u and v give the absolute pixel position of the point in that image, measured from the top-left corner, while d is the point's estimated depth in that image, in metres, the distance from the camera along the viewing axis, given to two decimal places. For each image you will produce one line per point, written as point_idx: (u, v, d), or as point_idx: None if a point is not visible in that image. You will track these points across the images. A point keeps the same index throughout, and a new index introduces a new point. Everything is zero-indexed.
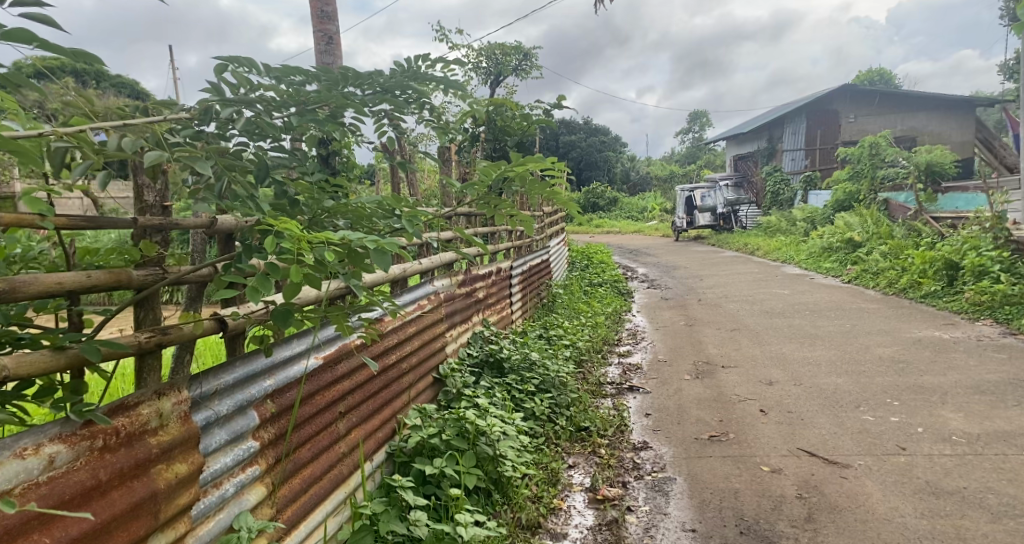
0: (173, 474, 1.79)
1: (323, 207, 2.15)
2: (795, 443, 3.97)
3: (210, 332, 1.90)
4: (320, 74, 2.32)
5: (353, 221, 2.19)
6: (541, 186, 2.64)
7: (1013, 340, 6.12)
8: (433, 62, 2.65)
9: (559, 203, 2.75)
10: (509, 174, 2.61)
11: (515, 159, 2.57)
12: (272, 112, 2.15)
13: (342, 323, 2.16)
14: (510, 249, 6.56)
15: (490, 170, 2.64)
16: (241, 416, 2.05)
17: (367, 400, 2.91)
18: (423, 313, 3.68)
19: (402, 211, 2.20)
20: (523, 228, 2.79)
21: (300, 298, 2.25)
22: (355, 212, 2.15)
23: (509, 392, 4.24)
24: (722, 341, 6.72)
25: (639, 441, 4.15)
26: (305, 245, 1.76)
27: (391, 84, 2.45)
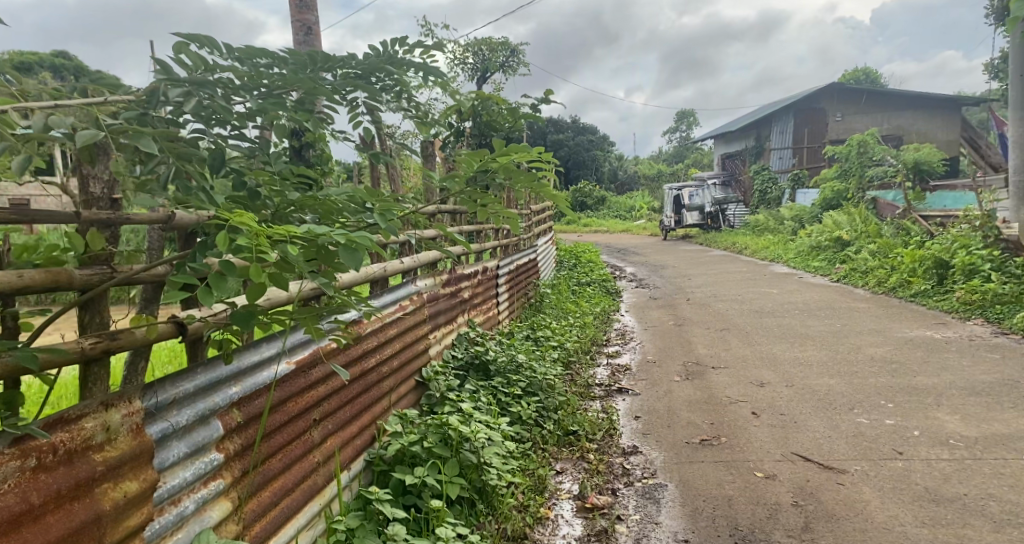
0: (121, 493, 1.64)
1: (284, 200, 2.00)
2: (788, 447, 3.87)
3: (167, 337, 1.74)
4: (288, 58, 2.19)
5: (322, 214, 2.03)
6: (527, 178, 2.49)
7: (1005, 340, 6.05)
8: (410, 46, 2.50)
9: (547, 198, 2.61)
10: (492, 165, 2.50)
11: (500, 150, 2.40)
12: (232, 95, 2.01)
13: (313, 328, 2.01)
14: (496, 247, 6.42)
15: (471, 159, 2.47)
16: (202, 427, 1.89)
17: (343, 406, 2.76)
18: (404, 315, 3.54)
19: (376, 208, 2.06)
20: (510, 226, 2.66)
21: (269, 300, 2.09)
22: (323, 207, 1.99)
23: (494, 395, 4.09)
24: (712, 342, 6.61)
25: (628, 445, 4.02)
26: (265, 242, 1.61)
27: (365, 69, 2.31)
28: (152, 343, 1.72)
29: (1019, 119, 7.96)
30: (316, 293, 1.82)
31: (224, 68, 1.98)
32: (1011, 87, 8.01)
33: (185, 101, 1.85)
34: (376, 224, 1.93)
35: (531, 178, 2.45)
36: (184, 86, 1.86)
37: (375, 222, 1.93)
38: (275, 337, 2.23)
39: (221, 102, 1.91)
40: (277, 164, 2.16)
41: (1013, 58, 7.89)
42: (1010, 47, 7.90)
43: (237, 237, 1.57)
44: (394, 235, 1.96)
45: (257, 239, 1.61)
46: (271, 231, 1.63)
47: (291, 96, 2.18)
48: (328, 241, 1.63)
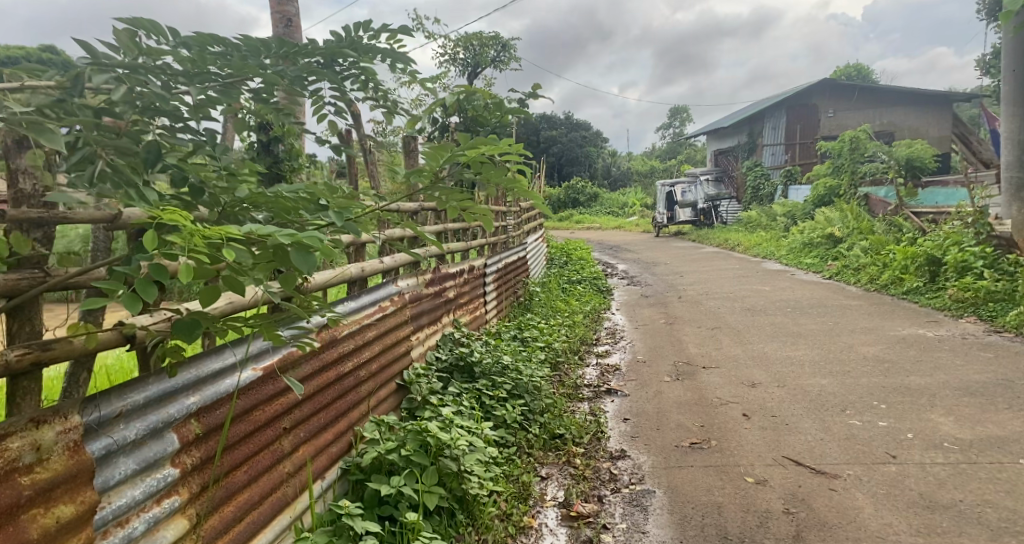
0: (53, 519, 1.52)
1: (230, 199, 1.87)
2: (779, 451, 3.77)
3: (110, 345, 1.63)
4: (239, 44, 2.07)
5: (273, 212, 1.90)
6: (498, 172, 2.33)
7: (998, 338, 5.99)
8: (375, 32, 2.37)
9: (522, 194, 2.47)
10: (459, 158, 2.27)
11: (464, 145, 2.23)
12: (174, 84, 1.90)
13: (273, 335, 1.82)
14: (483, 244, 6.31)
15: (435, 155, 2.29)
16: (155, 441, 1.79)
17: (317, 412, 2.65)
18: (384, 316, 3.43)
19: (332, 204, 1.94)
20: (481, 221, 2.58)
21: (225, 305, 1.98)
22: (274, 204, 1.87)
23: (478, 398, 3.97)
24: (702, 340, 6.52)
25: (616, 449, 3.92)
26: (202, 244, 1.48)
27: (325, 54, 2.18)
28: (92, 353, 1.60)
29: (1011, 114, 7.90)
30: (266, 300, 1.70)
31: (163, 54, 1.87)
32: (1003, 83, 7.96)
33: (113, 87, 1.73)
34: (332, 224, 1.83)
35: (502, 174, 2.30)
36: (111, 72, 1.75)
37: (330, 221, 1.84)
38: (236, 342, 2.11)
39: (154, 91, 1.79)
40: (229, 158, 2.04)
41: (1006, 53, 7.83)
42: (1004, 41, 7.82)
43: (173, 237, 1.45)
44: (355, 234, 1.90)
45: (194, 239, 1.48)
46: (208, 231, 1.50)
47: (243, 85, 2.06)
48: (278, 244, 1.51)
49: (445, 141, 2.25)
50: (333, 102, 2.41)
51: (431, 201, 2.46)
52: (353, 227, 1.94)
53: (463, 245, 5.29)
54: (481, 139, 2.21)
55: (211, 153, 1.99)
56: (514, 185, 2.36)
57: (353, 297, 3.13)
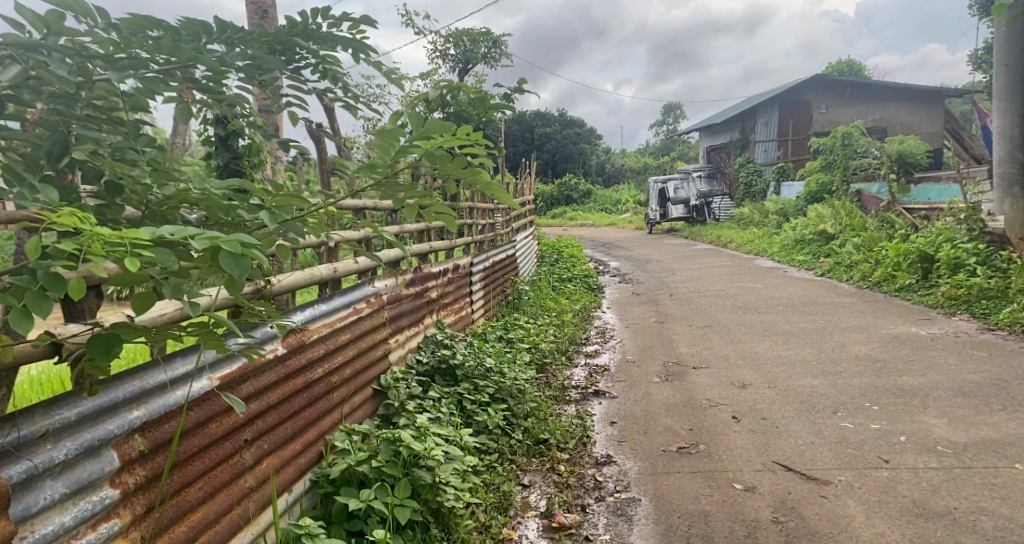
0: None
1: (154, 197, 1.79)
2: (769, 456, 3.66)
3: (27, 358, 1.53)
4: (181, 28, 1.99)
5: (208, 211, 1.76)
6: (456, 165, 2.17)
7: (991, 336, 5.89)
8: (336, 19, 2.28)
9: (486, 190, 2.31)
10: (413, 150, 2.11)
11: (415, 135, 2.05)
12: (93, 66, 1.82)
13: (216, 343, 1.69)
14: (469, 242, 6.18)
15: (386, 146, 2.12)
16: (91, 460, 1.70)
17: (283, 422, 2.55)
18: (359, 319, 3.31)
19: (268, 203, 1.81)
20: (444, 219, 2.44)
21: (164, 313, 1.87)
22: (207, 203, 1.71)
23: (459, 403, 3.85)
24: (693, 339, 6.42)
25: (602, 455, 3.80)
26: (101, 248, 1.34)
27: (276, 41, 2.10)
28: (8, 367, 1.51)
29: (1003, 109, 7.81)
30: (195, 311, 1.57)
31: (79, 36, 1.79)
32: (995, 77, 7.87)
33: (5, 68, 1.66)
34: (271, 222, 1.72)
35: (460, 167, 2.15)
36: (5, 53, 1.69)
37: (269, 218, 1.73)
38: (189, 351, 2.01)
39: (54, 70, 1.69)
40: (153, 149, 1.95)
41: (998, 48, 7.75)
42: (997, 35, 7.73)
43: (65, 245, 1.30)
44: (301, 234, 1.82)
45: (93, 246, 1.34)
46: (111, 235, 1.35)
47: (176, 72, 1.96)
48: (198, 251, 1.37)
49: (396, 132, 2.08)
50: (291, 91, 2.31)
51: (383, 197, 2.27)
52: (299, 226, 1.85)
53: (447, 244, 5.17)
54: (437, 125, 2.03)
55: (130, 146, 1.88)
56: (474, 178, 2.21)
57: (325, 298, 3.02)
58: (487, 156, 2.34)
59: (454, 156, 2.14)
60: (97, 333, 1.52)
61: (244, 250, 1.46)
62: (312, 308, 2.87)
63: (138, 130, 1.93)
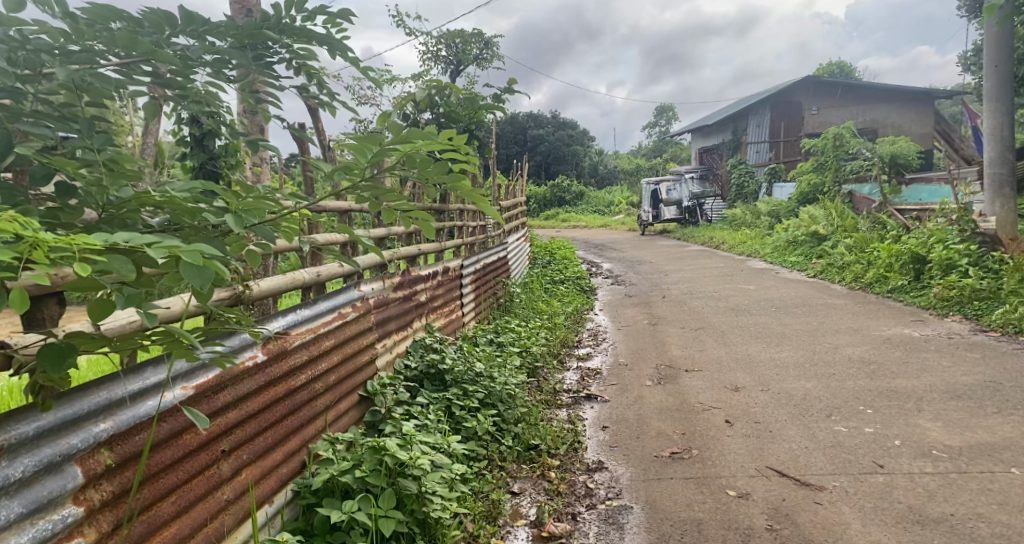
0: None
1: (113, 200, 1.68)
2: (763, 461, 3.61)
3: None
4: (142, 20, 1.94)
5: (171, 213, 1.70)
6: (436, 169, 2.09)
7: (983, 337, 5.87)
8: (310, 12, 2.24)
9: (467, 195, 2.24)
10: (391, 153, 2.02)
11: (392, 137, 1.96)
12: (44, 59, 1.81)
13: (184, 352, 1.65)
14: (460, 244, 6.11)
15: (363, 150, 2.03)
16: (52, 476, 1.66)
17: (262, 432, 2.53)
18: (343, 324, 3.24)
19: (234, 206, 1.75)
20: (420, 224, 2.42)
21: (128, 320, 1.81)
22: (172, 206, 1.65)
23: (448, 409, 3.78)
24: (686, 342, 6.36)
25: (593, 461, 3.74)
26: (45, 255, 1.28)
27: (245, 34, 2.06)
28: None
29: (993, 110, 7.81)
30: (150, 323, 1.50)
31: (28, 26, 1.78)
32: (984, 77, 7.87)
33: None
34: (236, 227, 1.67)
35: (440, 171, 2.07)
36: None
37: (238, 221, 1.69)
38: (160, 360, 1.98)
39: None
40: (109, 148, 1.81)
41: (987, 48, 7.75)
42: (986, 36, 7.73)
43: (5, 251, 1.24)
44: (271, 239, 1.78)
45: (36, 253, 1.28)
46: (54, 243, 1.29)
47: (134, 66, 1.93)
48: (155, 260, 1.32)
49: (373, 136, 1.99)
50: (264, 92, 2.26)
51: (360, 201, 2.19)
52: (269, 230, 1.81)
53: (437, 246, 5.10)
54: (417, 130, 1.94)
55: (85, 146, 1.77)
56: (455, 183, 2.14)
57: (309, 303, 2.98)
58: (469, 161, 2.27)
59: (434, 160, 2.06)
60: (50, 345, 1.48)
61: (205, 260, 1.42)
62: (295, 313, 2.83)
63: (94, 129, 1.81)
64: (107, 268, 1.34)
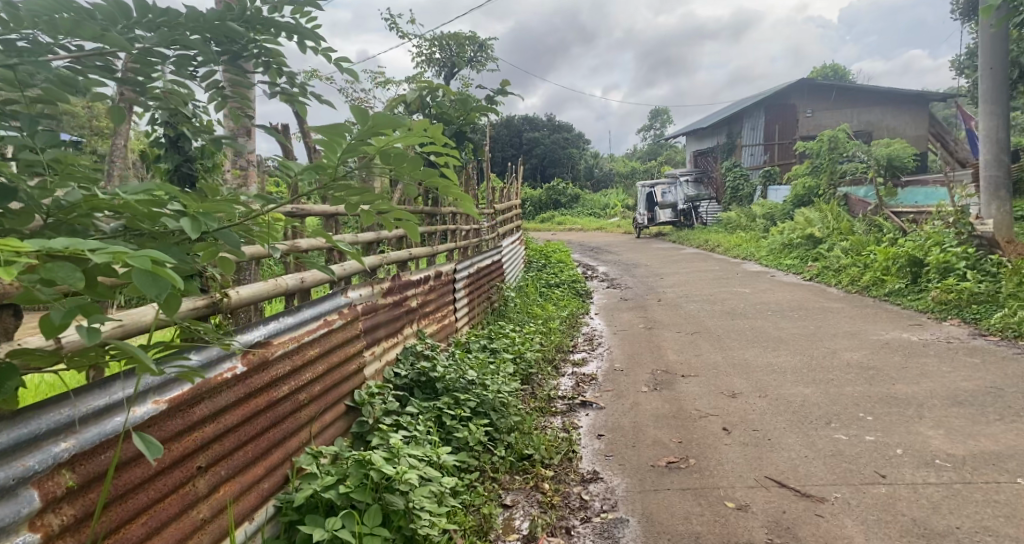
0: None
1: (62, 203, 1.52)
2: (762, 471, 3.52)
3: None
4: (94, 12, 1.80)
5: (126, 218, 1.56)
6: (413, 166, 1.98)
7: (983, 342, 5.79)
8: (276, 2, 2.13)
9: (448, 194, 2.12)
10: (364, 152, 1.91)
11: (362, 132, 1.85)
12: None
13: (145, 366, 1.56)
14: (452, 248, 6.01)
15: (332, 146, 1.91)
16: (4, 502, 1.59)
17: (243, 446, 2.44)
18: (329, 332, 3.14)
19: (192, 210, 1.60)
20: (406, 227, 2.25)
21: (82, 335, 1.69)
22: (128, 210, 1.52)
23: (439, 418, 3.68)
24: (682, 346, 6.27)
25: (588, 471, 3.64)
26: None
27: (204, 26, 1.95)
28: None
29: (988, 112, 7.74)
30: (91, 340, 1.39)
31: None
32: (978, 80, 7.81)
33: None
34: (195, 231, 1.55)
35: (417, 167, 1.96)
36: None
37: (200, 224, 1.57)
38: (119, 377, 1.86)
39: None
40: (55, 147, 1.76)
41: (982, 51, 7.68)
42: (981, 39, 7.67)
43: None
44: (236, 246, 1.68)
45: None
46: None
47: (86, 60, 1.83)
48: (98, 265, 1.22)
49: (342, 130, 1.87)
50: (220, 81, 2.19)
51: (333, 203, 2.08)
52: (234, 236, 1.71)
53: (428, 250, 4.99)
54: (385, 119, 1.83)
55: (26, 144, 1.70)
56: (432, 181, 2.03)
57: (292, 311, 2.88)
58: (448, 157, 2.15)
59: (410, 155, 1.95)
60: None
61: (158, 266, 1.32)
62: (277, 321, 2.73)
63: (36, 126, 1.74)
64: (50, 276, 1.25)
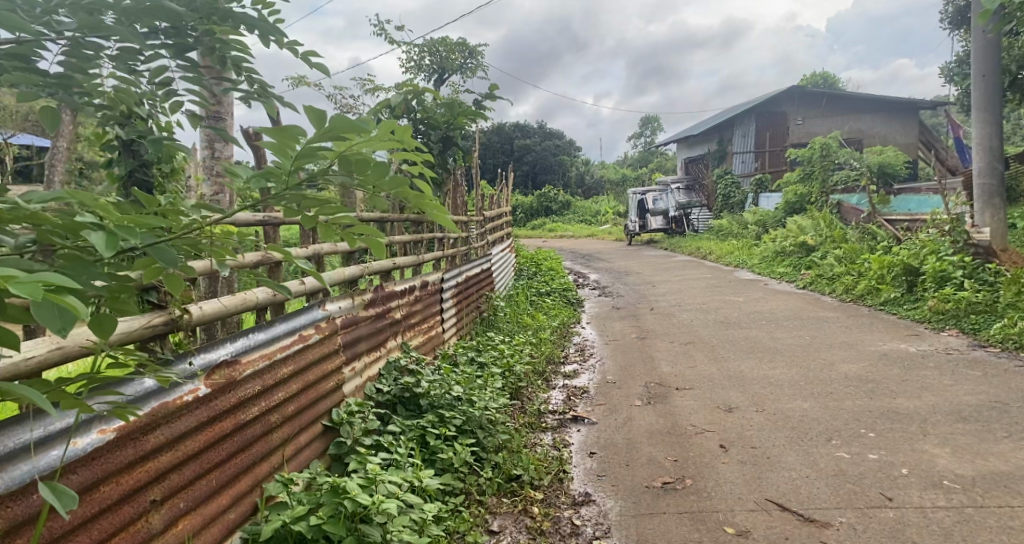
0: None
1: None
2: (762, 492, 3.35)
3: None
4: None
5: (40, 230, 1.36)
6: (378, 173, 1.80)
7: (983, 353, 5.64)
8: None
9: (417, 204, 1.96)
10: (325, 155, 1.74)
11: (320, 134, 1.65)
12: None
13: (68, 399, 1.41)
14: (439, 257, 5.81)
15: (284, 150, 1.71)
16: None
17: (208, 474, 2.26)
18: (304, 348, 2.95)
19: (113, 222, 1.38)
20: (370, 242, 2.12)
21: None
22: (43, 223, 1.33)
23: (422, 437, 3.49)
24: (675, 358, 6.09)
25: (579, 493, 3.46)
26: None
27: (139, 9, 1.77)
28: None
29: (982, 120, 7.62)
30: None
31: None
32: (973, 86, 7.69)
33: None
34: (110, 248, 1.34)
35: (382, 175, 1.79)
36: None
37: (117, 238, 1.36)
38: (24, 419, 1.67)
39: None
40: None
41: (975, 58, 7.57)
42: (976, 45, 7.55)
43: None
44: (168, 264, 1.46)
45: None
46: None
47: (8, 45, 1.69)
48: None
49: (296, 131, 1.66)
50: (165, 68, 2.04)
51: (289, 215, 1.89)
52: (171, 252, 1.49)
53: (413, 259, 4.79)
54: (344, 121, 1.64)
55: None
56: (400, 191, 1.87)
57: (264, 326, 2.69)
58: (418, 165, 2.00)
59: (375, 161, 1.79)
60: None
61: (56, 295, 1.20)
62: (245, 338, 2.54)
63: None
64: None
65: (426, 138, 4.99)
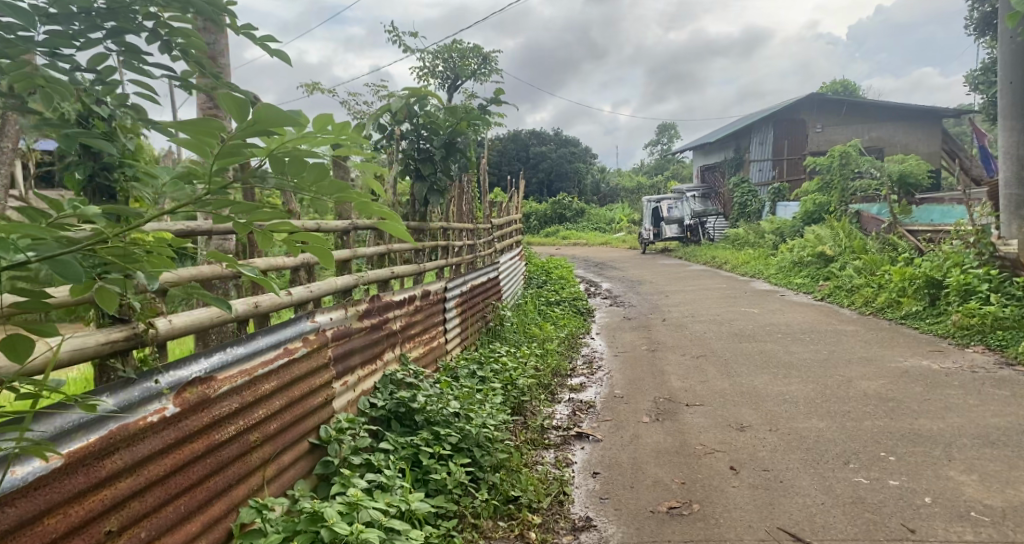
0: None
1: None
2: (772, 520, 3.14)
3: None
4: None
5: None
6: (316, 175, 1.62)
7: (1011, 372, 5.38)
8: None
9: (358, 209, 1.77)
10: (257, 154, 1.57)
11: (244, 128, 1.47)
12: None
13: None
14: (443, 265, 5.65)
15: (202, 142, 1.51)
16: None
17: (176, 499, 2.10)
18: (289, 361, 2.79)
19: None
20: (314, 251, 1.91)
21: None
22: None
23: (415, 456, 3.32)
24: (686, 371, 5.89)
25: (580, 518, 3.27)
26: None
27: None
28: None
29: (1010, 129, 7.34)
30: None
31: None
32: (999, 94, 7.41)
33: None
34: None
35: (319, 178, 1.62)
36: None
37: None
38: None
39: None
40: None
41: (1002, 63, 7.29)
42: (1002, 50, 7.28)
43: None
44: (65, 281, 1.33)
45: None
46: None
47: None
48: None
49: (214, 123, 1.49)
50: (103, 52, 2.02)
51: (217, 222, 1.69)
52: (74, 265, 1.36)
53: (414, 266, 4.64)
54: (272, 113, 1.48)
55: None
56: (342, 194, 1.69)
57: (245, 340, 2.53)
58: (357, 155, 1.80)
59: (311, 161, 1.60)
60: None
61: None
62: (222, 353, 2.37)
63: None
64: None
65: (430, 143, 4.82)
